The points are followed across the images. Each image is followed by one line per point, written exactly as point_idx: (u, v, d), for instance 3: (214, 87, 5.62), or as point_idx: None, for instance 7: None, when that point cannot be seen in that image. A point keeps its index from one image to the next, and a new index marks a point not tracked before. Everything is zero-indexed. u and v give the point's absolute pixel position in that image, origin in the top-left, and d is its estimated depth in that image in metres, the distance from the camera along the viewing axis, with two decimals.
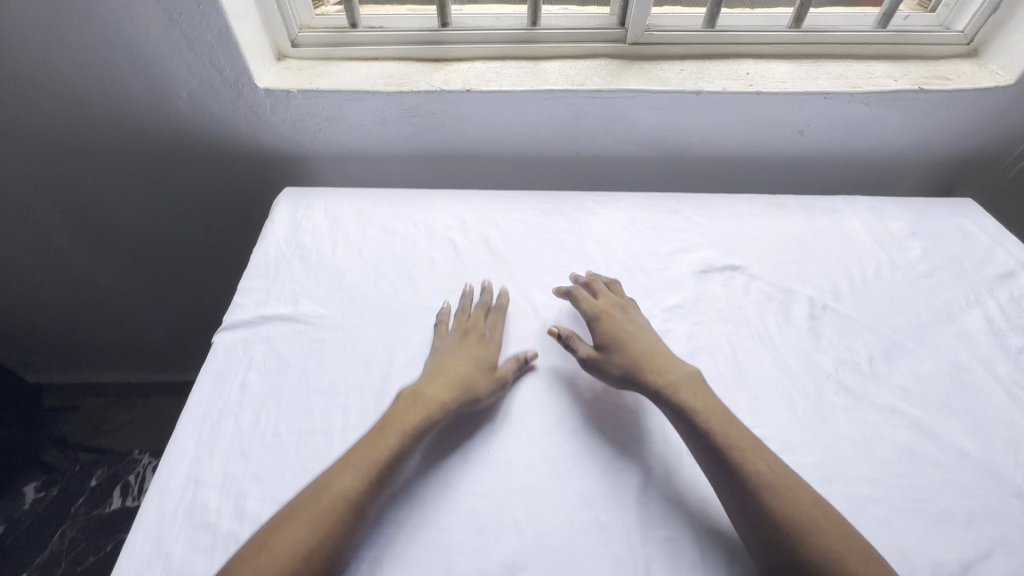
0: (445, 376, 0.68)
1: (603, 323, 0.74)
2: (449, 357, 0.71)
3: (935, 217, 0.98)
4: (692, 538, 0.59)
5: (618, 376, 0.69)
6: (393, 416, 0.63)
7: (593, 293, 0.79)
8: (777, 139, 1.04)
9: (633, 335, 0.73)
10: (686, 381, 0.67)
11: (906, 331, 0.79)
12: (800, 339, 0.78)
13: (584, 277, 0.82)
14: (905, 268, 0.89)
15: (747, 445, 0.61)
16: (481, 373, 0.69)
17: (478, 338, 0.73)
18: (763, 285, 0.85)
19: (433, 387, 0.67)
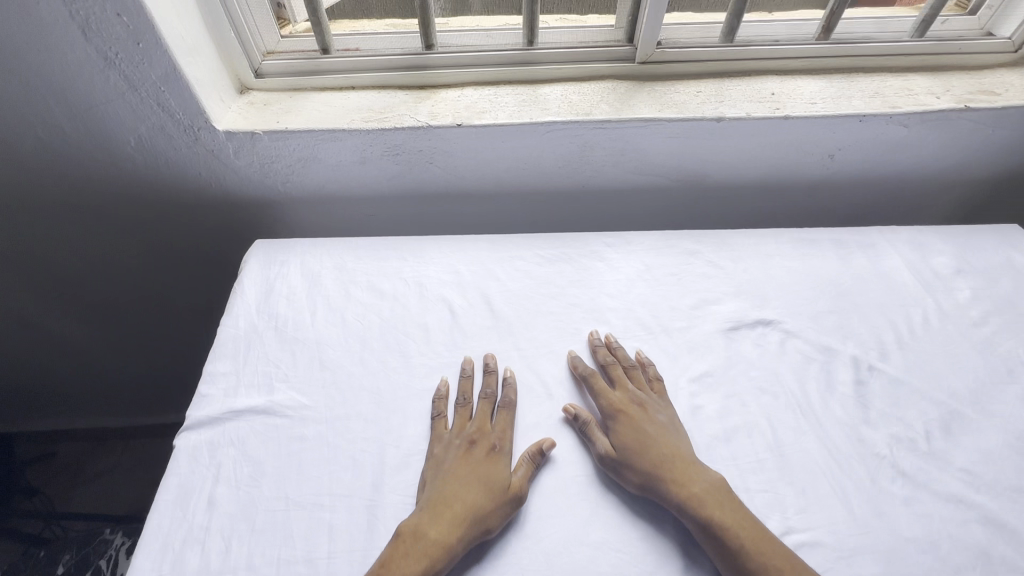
0: (446, 505, 0.58)
1: (620, 416, 0.66)
2: (452, 474, 0.61)
3: (981, 250, 0.88)
4: None
5: (637, 484, 0.60)
6: (392, 559, 0.54)
7: (609, 375, 0.70)
8: (805, 164, 0.93)
9: (654, 436, 0.64)
10: (710, 486, 0.59)
11: (964, 395, 0.71)
12: (846, 411, 0.69)
13: (599, 350, 0.73)
14: (954, 315, 0.79)
15: (783, 565, 0.54)
16: (490, 490, 0.59)
17: (485, 445, 0.63)
18: (799, 344, 0.75)
19: (438, 518, 0.57)
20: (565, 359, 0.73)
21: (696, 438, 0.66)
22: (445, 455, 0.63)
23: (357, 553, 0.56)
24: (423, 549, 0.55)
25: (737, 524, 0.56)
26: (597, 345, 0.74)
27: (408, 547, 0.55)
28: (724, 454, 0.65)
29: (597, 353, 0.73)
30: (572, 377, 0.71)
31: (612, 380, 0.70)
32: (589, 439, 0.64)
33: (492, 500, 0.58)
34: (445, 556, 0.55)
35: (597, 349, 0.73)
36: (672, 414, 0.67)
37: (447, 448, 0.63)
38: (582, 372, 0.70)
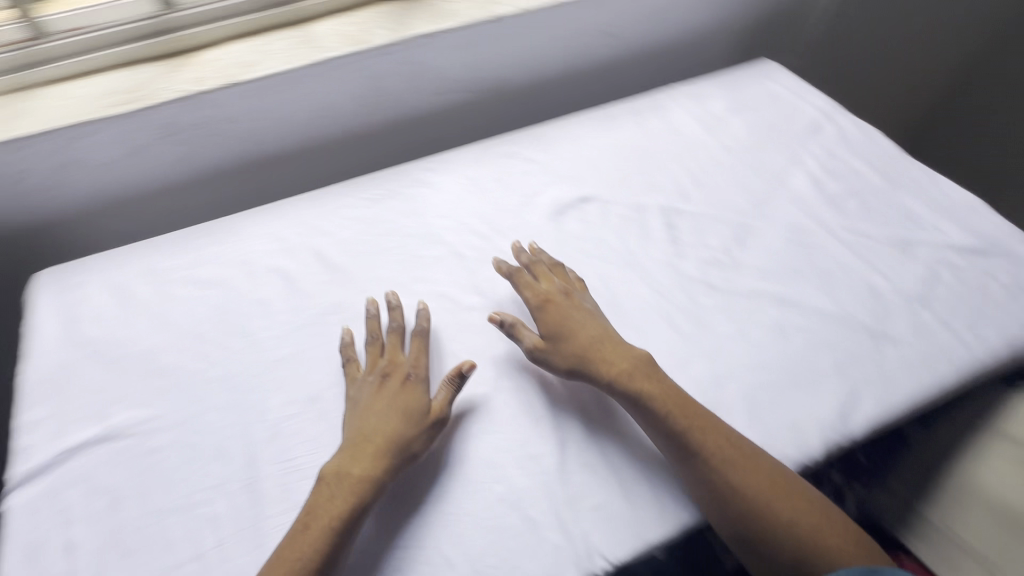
0: (366, 440, 0.59)
1: (547, 306, 0.69)
2: (371, 408, 0.61)
3: (746, 88, 1.01)
4: (619, 489, 0.59)
5: (566, 368, 0.64)
6: (317, 505, 0.54)
7: (534, 273, 0.73)
8: (590, 47, 0.99)
9: (579, 322, 0.67)
10: (631, 366, 0.63)
11: (749, 210, 0.83)
12: (663, 252, 0.78)
13: (524, 254, 0.75)
14: (735, 147, 0.91)
15: (706, 423, 0.60)
16: (411, 417, 0.60)
17: (400, 376, 0.64)
18: (616, 208, 0.83)
19: (360, 455, 0.58)
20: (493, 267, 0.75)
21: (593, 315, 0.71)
22: (362, 392, 0.63)
23: (247, 532, 0.56)
24: (348, 485, 0.56)
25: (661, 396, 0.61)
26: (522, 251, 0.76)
27: (332, 485, 0.56)
28: None
29: (522, 254, 0.75)
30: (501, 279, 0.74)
31: (539, 277, 0.72)
32: (512, 330, 0.67)
33: (413, 425, 0.60)
34: (372, 487, 0.56)
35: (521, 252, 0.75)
36: (595, 303, 0.71)
37: (365, 385, 0.63)
38: (509, 275, 0.73)
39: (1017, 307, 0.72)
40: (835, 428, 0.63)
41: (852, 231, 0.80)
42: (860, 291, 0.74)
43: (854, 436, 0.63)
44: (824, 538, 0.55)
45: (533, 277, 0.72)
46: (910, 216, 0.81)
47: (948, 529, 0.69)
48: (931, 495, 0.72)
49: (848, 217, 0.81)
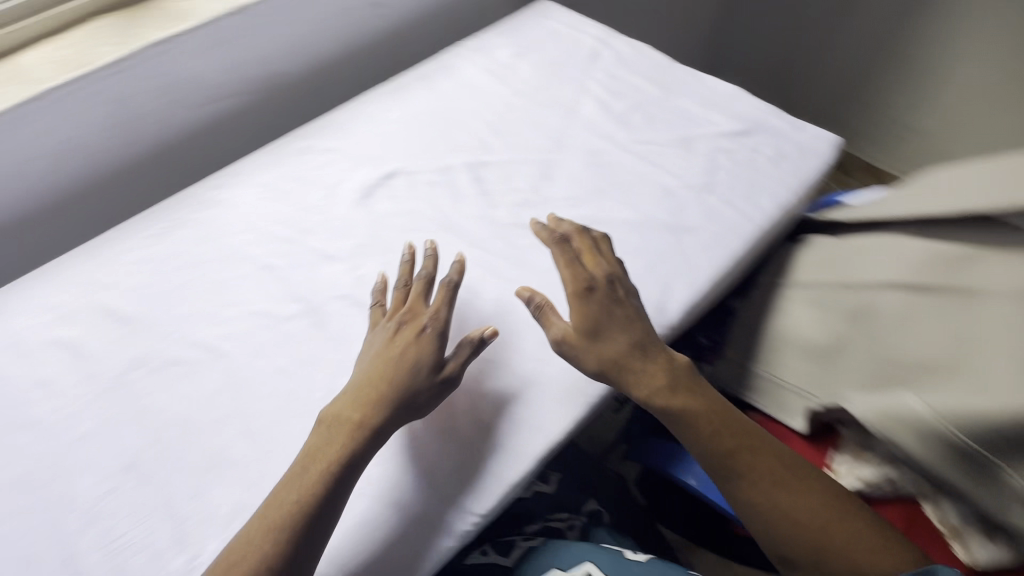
0: (369, 386, 0.58)
1: (586, 294, 0.64)
2: (384, 356, 0.60)
3: (527, 32, 1.03)
4: (470, 442, 0.60)
5: (597, 369, 0.62)
6: (319, 447, 0.55)
7: (574, 249, 0.69)
8: (362, 22, 0.95)
9: (615, 319, 0.64)
10: (660, 384, 0.62)
11: (549, 145, 0.85)
12: (476, 206, 0.78)
13: (570, 228, 0.71)
14: (526, 89, 0.93)
15: (756, 441, 0.61)
16: (417, 371, 0.59)
17: (416, 326, 0.62)
18: (423, 176, 0.82)
19: (364, 403, 0.57)
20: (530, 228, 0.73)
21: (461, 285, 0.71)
22: (377, 339, 0.62)
23: None
24: (342, 434, 0.56)
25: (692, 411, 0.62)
26: (568, 225, 0.71)
27: (329, 433, 0.56)
28: None
29: (569, 227, 0.70)
30: (545, 240, 0.70)
31: (580, 255, 0.68)
32: (541, 317, 0.64)
33: (419, 381, 0.59)
34: (367, 436, 0.56)
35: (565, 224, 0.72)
36: (638, 296, 0.67)
37: (385, 330, 0.62)
38: (553, 244, 0.69)
39: (781, 171, 0.81)
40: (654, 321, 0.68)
41: (642, 141, 0.85)
42: (655, 193, 0.79)
43: (671, 323, 0.68)
44: (880, 561, 0.55)
45: (574, 255, 0.68)
46: (686, 116, 0.89)
47: (773, 378, 0.71)
48: (754, 351, 0.73)
49: (635, 131, 0.87)
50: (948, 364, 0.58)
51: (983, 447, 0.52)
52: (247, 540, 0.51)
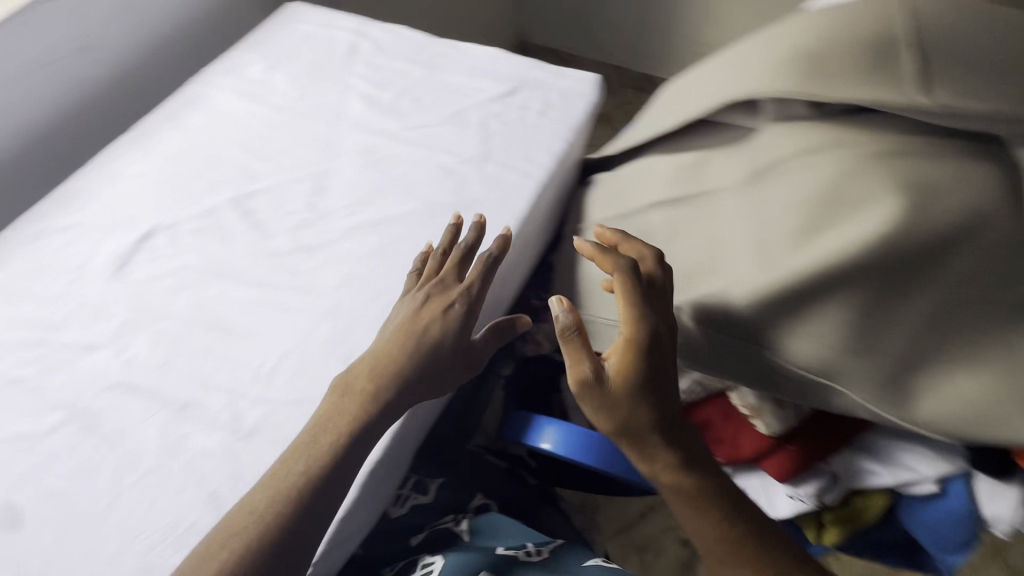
0: (392, 352, 0.60)
1: (634, 342, 0.53)
2: (411, 327, 0.61)
3: (277, 38, 0.96)
4: None
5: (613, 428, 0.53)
6: (330, 416, 0.56)
7: (643, 279, 0.56)
8: (71, 71, 0.83)
9: (653, 379, 0.54)
10: (669, 460, 0.54)
11: (319, 154, 0.80)
12: (250, 241, 0.72)
13: (647, 254, 0.58)
14: (286, 102, 0.87)
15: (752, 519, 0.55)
16: (444, 341, 0.61)
17: (444, 301, 0.63)
18: (185, 226, 0.74)
19: (383, 370, 0.59)
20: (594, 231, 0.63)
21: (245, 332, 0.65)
22: (402, 311, 0.63)
23: None
24: (351, 407, 0.57)
25: (693, 489, 0.55)
26: (645, 253, 0.59)
27: (338, 405, 0.57)
28: (177, 369, 0.63)
29: (634, 251, 0.59)
30: (596, 254, 0.59)
31: (646, 290, 0.56)
32: (579, 374, 0.53)
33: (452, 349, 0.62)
34: (377, 407, 0.57)
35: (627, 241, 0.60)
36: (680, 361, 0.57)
37: (412, 299, 0.64)
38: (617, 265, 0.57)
39: (551, 121, 0.83)
40: None
41: (415, 127, 0.83)
42: (436, 175, 0.77)
43: None
44: None
45: (636, 287, 0.55)
46: (451, 90, 0.87)
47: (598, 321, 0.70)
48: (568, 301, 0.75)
49: (405, 117, 0.84)
50: (700, 268, 0.59)
51: (711, 337, 0.56)
52: (247, 511, 0.51)
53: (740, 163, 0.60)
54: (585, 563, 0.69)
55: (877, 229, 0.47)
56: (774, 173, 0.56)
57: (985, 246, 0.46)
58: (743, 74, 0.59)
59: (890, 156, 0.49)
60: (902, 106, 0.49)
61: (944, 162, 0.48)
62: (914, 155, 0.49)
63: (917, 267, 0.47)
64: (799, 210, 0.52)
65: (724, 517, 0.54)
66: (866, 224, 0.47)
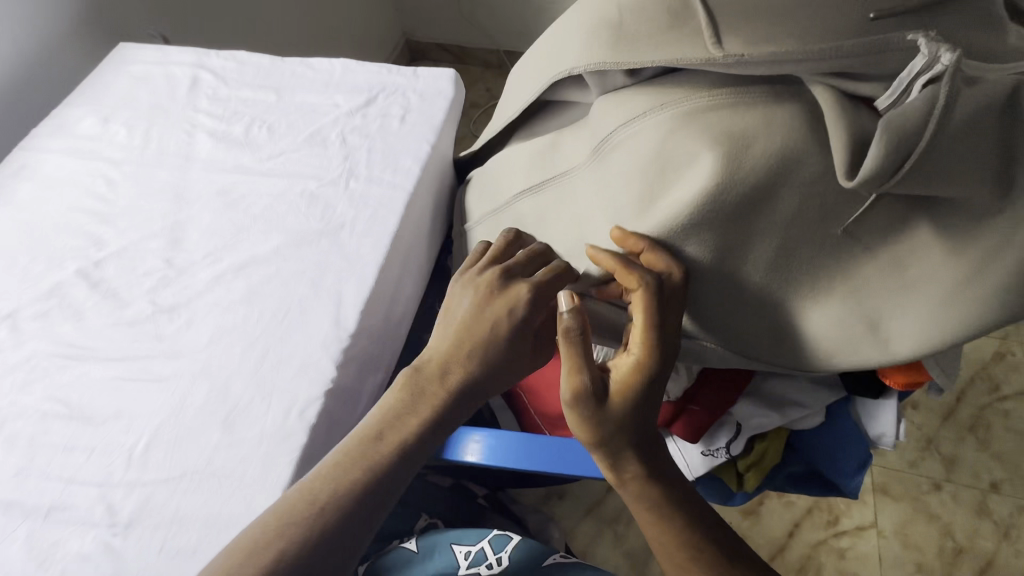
0: (464, 351, 0.56)
1: (636, 372, 0.51)
2: (478, 325, 0.56)
3: (108, 85, 0.88)
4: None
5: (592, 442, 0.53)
6: (414, 407, 0.55)
7: (661, 298, 0.50)
8: None
9: (644, 408, 0.52)
10: (639, 473, 0.53)
11: (172, 204, 0.75)
12: (104, 313, 0.66)
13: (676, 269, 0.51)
14: (127, 154, 0.80)
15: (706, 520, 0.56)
16: (514, 348, 0.57)
17: (511, 298, 0.57)
18: (27, 310, 0.67)
19: (454, 369, 0.56)
20: (613, 229, 0.53)
21: (111, 414, 0.60)
22: (468, 312, 0.57)
23: None
24: (426, 406, 0.55)
25: (660, 505, 0.54)
26: (672, 268, 0.51)
27: (412, 400, 0.55)
28: (35, 473, 0.57)
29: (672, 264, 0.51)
30: (628, 263, 0.51)
31: (663, 307, 0.51)
32: (581, 390, 0.51)
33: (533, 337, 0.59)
34: (459, 403, 0.56)
35: (655, 247, 0.51)
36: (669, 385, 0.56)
37: (477, 286, 0.58)
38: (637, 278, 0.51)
39: (414, 125, 0.80)
40: (338, 336, 0.63)
41: (272, 156, 0.78)
42: (301, 204, 0.73)
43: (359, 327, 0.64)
44: None
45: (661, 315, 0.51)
46: (306, 110, 0.83)
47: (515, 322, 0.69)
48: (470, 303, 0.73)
49: (260, 148, 0.79)
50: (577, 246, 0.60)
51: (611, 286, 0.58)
52: (309, 497, 0.50)
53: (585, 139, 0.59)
54: (543, 562, 0.64)
55: (704, 185, 0.47)
56: (612, 145, 0.54)
57: (802, 183, 0.46)
58: (566, 52, 0.59)
59: (703, 112, 0.48)
60: (702, 63, 0.47)
61: (754, 107, 0.47)
62: (726, 107, 0.48)
63: (751, 212, 0.48)
64: (638, 179, 0.51)
65: (683, 526, 0.54)
66: (694, 184, 0.47)
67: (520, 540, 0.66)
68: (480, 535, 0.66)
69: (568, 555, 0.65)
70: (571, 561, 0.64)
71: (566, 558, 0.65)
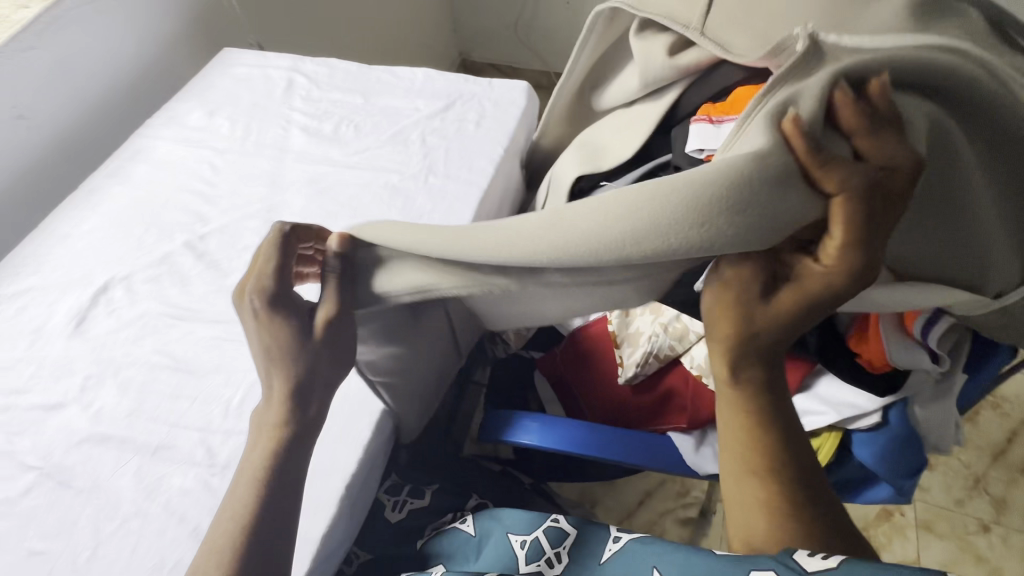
0: (267, 357, 0.53)
1: (808, 283, 0.41)
2: (269, 337, 0.53)
3: (213, 84, 0.98)
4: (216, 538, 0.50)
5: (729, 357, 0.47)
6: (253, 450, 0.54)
7: (876, 202, 0.36)
8: (7, 139, 0.85)
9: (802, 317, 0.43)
10: (752, 386, 0.48)
11: (265, 190, 0.83)
12: (206, 282, 0.73)
13: (896, 152, 0.36)
14: (229, 144, 0.89)
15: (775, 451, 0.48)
16: (293, 350, 0.53)
17: (264, 314, 0.53)
18: (140, 275, 0.75)
19: (273, 403, 0.54)
20: (785, 121, 0.36)
21: (213, 368, 0.66)
22: (251, 327, 0.54)
23: None
24: (268, 438, 0.54)
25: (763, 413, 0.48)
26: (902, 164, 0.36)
27: (253, 440, 0.54)
28: (146, 414, 0.63)
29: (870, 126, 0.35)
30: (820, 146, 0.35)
31: (868, 203, 0.36)
32: (752, 285, 0.43)
33: (301, 334, 0.53)
34: (304, 424, 0.54)
35: (880, 148, 0.36)
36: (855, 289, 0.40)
37: (243, 302, 0.55)
38: (694, 223, 0.36)
39: (488, 130, 0.86)
40: None
41: (357, 153, 0.86)
42: (382, 195, 0.80)
43: None
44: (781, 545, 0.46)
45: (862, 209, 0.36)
46: (390, 113, 0.90)
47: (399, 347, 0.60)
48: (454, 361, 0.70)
49: (347, 144, 0.87)
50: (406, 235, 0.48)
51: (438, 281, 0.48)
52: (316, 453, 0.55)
53: (642, 129, 0.63)
54: (600, 560, 0.59)
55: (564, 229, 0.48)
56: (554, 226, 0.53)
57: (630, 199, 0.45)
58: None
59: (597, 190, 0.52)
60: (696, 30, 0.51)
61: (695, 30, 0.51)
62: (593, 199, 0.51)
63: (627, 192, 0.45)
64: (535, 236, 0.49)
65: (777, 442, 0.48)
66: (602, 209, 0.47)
67: (577, 530, 0.63)
68: (534, 524, 0.64)
69: (621, 537, 0.60)
70: (625, 542, 0.59)
71: (619, 543, 0.60)
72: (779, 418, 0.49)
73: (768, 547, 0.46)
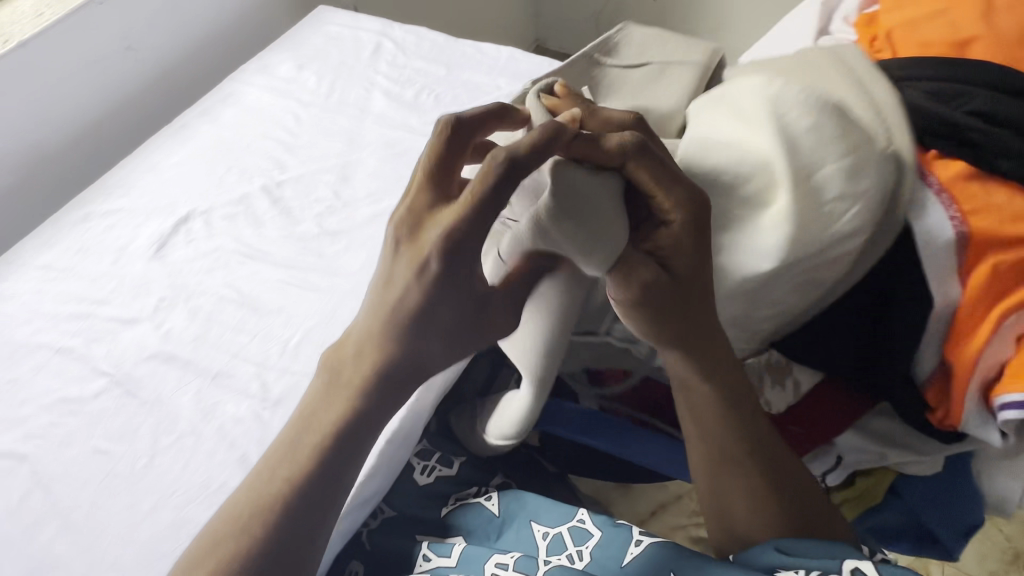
0: (392, 301, 0.46)
1: (682, 240, 0.49)
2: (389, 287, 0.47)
3: (305, 39, 1.01)
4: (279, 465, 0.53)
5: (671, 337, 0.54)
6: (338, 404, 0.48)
7: (645, 154, 0.47)
8: (115, 68, 0.91)
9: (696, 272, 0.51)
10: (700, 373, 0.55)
11: (343, 147, 0.85)
12: (277, 227, 0.76)
13: (615, 117, 0.50)
14: (314, 99, 0.92)
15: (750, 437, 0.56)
16: (424, 301, 0.46)
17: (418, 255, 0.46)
18: (219, 211, 0.79)
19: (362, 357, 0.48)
20: None
21: (275, 307, 0.69)
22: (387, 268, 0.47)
23: None
24: (346, 394, 0.48)
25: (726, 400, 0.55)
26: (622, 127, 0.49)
27: (327, 395, 0.49)
28: (210, 339, 0.67)
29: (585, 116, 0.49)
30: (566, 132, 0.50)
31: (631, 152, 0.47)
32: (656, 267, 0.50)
33: (459, 301, 0.47)
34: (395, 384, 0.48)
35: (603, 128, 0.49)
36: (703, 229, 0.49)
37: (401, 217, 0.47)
38: (536, 230, 0.48)
39: None
40: None
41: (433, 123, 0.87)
42: None
43: None
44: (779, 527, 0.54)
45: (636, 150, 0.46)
46: (471, 87, 0.91)
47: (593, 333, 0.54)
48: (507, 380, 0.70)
49: (426, 113, 0.88)
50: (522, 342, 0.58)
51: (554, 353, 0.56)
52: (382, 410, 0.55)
53: None
54: (621, 562, 0.58)
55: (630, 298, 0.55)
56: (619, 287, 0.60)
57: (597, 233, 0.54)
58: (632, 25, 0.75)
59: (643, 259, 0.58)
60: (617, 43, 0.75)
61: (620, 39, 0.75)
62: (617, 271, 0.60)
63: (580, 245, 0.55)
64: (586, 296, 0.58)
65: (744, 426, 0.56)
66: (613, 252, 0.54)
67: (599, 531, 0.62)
68: (562, 519, 0.64)
69: (643, 541, 0.59)
70: (645, 546, 0.59)
71: (640, 546, 0.59)
72: (739, 394, 0.56)
73: (768, 537, 0.54)
